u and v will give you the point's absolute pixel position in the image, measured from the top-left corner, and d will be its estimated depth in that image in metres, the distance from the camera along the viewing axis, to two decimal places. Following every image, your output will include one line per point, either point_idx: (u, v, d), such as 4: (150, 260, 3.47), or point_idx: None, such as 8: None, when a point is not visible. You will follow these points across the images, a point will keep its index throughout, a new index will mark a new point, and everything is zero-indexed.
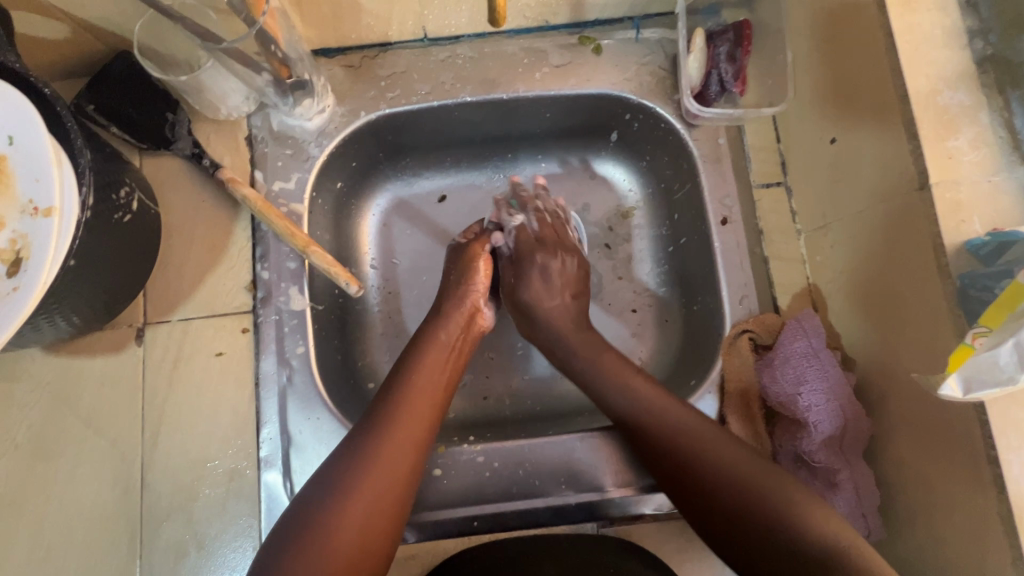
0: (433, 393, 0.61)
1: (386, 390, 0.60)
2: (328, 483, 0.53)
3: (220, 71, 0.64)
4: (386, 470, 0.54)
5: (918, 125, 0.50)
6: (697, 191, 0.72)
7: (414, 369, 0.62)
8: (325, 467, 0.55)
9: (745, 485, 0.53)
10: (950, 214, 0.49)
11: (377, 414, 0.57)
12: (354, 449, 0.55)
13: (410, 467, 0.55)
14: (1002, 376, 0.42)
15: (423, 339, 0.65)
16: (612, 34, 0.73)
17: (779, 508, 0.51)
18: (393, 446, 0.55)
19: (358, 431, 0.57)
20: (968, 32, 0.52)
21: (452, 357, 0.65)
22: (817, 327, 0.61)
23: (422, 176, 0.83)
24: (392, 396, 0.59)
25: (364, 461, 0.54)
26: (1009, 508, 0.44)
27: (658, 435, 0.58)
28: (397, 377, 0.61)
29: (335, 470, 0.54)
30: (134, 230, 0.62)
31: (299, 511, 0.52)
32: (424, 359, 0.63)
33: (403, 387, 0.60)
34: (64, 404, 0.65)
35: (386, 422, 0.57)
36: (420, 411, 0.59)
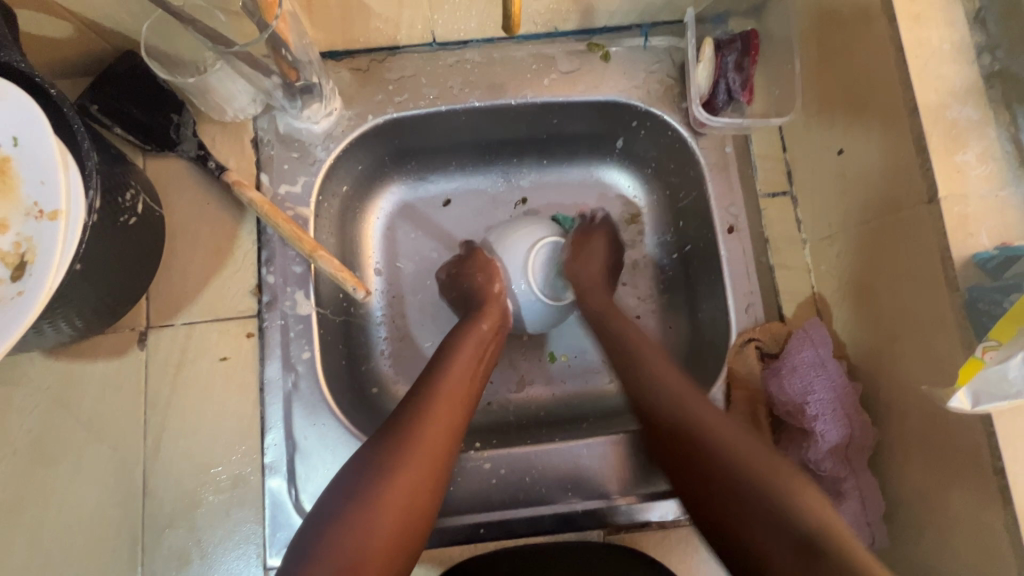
0: (471, 382, 0.62)
1: (429, 374, 0.61)
2: (372, 460, 0.53)
3: (228, 73, 0.63)
4: (429, 451, 0.55)
5: (927, 139, 0.51)
6: (703, 199, 0.72)
7: (455, 358, 0.63)
8: (368, 445, 0.55)
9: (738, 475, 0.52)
10: (958, 227, 0.49)
11: (421, 397, 0.58)
12: (399, 428, 0.56)
13: (450, 449, 0.57)
14: (1009, 390, 0.43)
15: (462, 332, 0.67)
16: (621, 41, 0.73)
17: (770, 491, 0.50)
18: (433, 432, 0.56)
19: (400, 412, 0.57)
20: (976, 47, 0.53)
21: (486, 349, 0.67)
22: (824, 337, 0.62)
23: (427, 180, 0.82)
24: (435, 380, 0.60)
25: (409, 439, 0.55)
26: (1014, 518, 0.45)
27: (674, 415, 0.58)
28: (439, 364, 0.62)
29: (377, 451, 0.54)
30: (139, 233, 0.61)
31: (338, 490, 0.52)
32: (461, 355, 0.64)
33: (444, 373, 0.61)
34: (64, 409, 0.64)
35: (426, 408, 0.57)
36: (462, 397, 0.60)
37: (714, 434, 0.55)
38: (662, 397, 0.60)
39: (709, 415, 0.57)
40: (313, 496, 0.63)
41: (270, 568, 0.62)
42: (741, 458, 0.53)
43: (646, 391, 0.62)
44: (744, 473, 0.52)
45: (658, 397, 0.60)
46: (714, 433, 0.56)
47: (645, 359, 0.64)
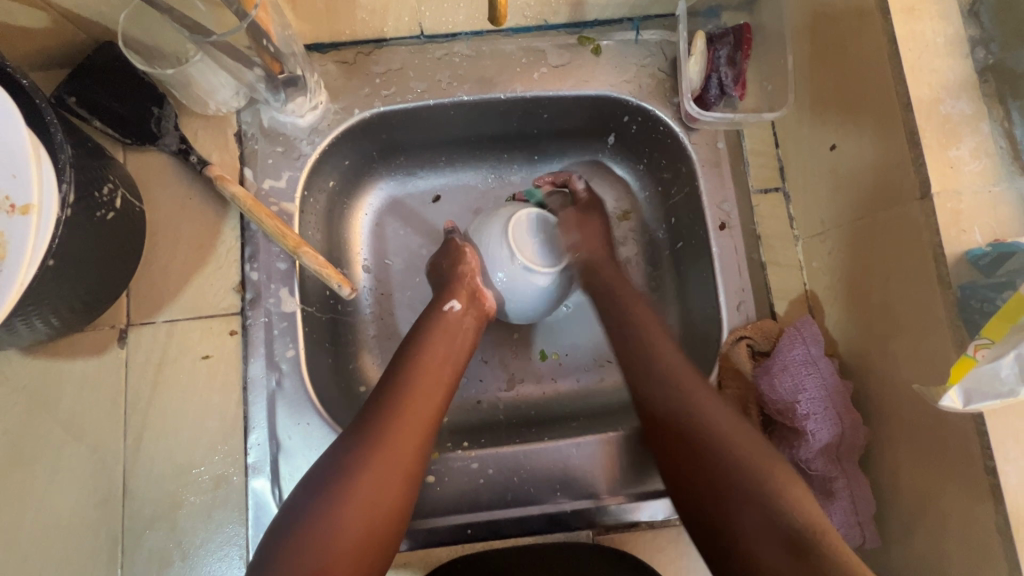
0: (440, 377, 0.60)
1: (393, 374, 0.59)
2: (331, 469, 0.52)
3: (209, 65, 0.61)
4: (392, 456, 0.53)
5: (920, 134, 0.50)
6: (695, 195, 0.71)
7: (420, 354, 0.61)
8: (329, 453, 0.54)
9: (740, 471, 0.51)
10: (951, 224, 0.48)
11: (384, 400, 0.56)
12: (360, 435, 0.54)
13: (417, 452, 0.55)
14: (1002, 389, 0.42)
15: (428, 325, 0.64)
16: (612, 35, 0.72)
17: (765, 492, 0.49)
18: (403, 418, 0.55)
19: (360, 418, 0.56)
20: (970, 40, 0.52)
21: (456, 342, 0.64)
22: (815, 335, 0.61)
23: (416, 175, 0.81)
24: (398, 380, 0.58)
25: (368, 447, 0.53)
26: (1005, 518, 0.44)
27: (683, 417, 0.56)
28: (404, 361, 0.60)
29: (348, 440, 0.54)
30: (118, 228, 0.60)
31: (312, 481, 0.52)
32: (432, 339, 0.63)
33: (408, 372, 0.59)
34: (42, 408, 0.62)
35: (397, 396, 0.57)
36: (429, 396, 0.58)
37: (727, 434, 0.54)
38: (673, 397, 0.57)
39: (729, 416, 0.55)
40: None
41: None
42: (746, 461, 0.52)
43: (661, 406, 0.58)
44: (748, 472, 0.51)
45: (667, 405, 0.57)
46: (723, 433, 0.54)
47: (657, 358, 0.61)
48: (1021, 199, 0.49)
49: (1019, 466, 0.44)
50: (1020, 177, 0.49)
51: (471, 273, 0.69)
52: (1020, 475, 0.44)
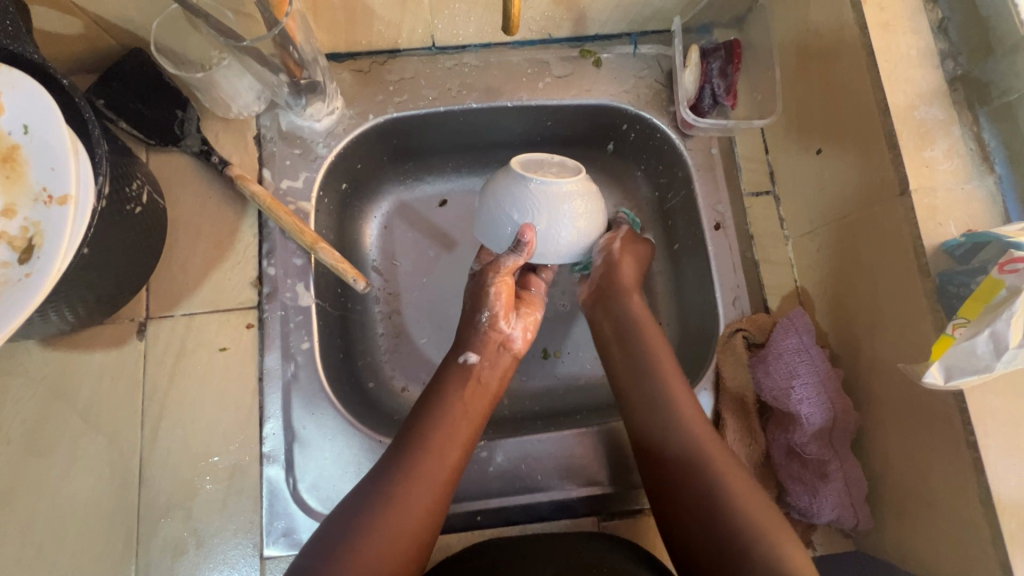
0: (457, 434, 0.60)
1: (406, 436, 0.59)
2: (340, 532, 0.52)
3: (235, 68, 0.65)
4: (401, 520, 0.53)
5: (898, 136, 0.55)
6: (691, 198, 0.75)
7: (438, 411, 0.61)
8: (340, 514, 0.54)
9: (735, 517, 0.53)
10: (928, 218, 0.53)
11: (397, 461, 0.57)
12: (371, 496, 0.54)
13: (433, 507, 0.55)
14: (980, 364, 0.46)
15: (448, 378, 0.64)
16: (611, 48, 0.77)
17: (755, 536, 0.52)
18: (421, 473, 0.56)
19: (371, 483, 0.56)
20: (940, 53, 0.57)
21: (475, 396, 0.63)
22: (808, 325, 0.65)
23: (423, 181, 0.84)
24: (413, 440, 0.58)
25: (376, 513, 0.53)
26: (987, 489, 0.47)
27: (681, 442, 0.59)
28: (421, 420, 0.60)
29: (367, 491, 0.55)
30: (144, 223, 0.62)
31: (330, 527, 0.53)
32: (454, 394, 0.62)
33: (425, 430, 0.59)
34: (60, 399, 0.64)
35: (416, 451, 0.57)
36: (444, 455, 0.58)
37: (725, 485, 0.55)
38: (678, 450, 0.59)
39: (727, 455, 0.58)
40: (311, 485, 0.63)
41: (267, 559, 0.62)
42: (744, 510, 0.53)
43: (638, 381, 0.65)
44: (739, 517, 0.53)
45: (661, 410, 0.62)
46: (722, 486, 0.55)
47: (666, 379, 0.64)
48: (990, 196, 0.53)
49: (998, 439, 0.48)
50: (989, 175, 0.54)
51: (495, 319, 0.67)
52: (999, 449, 0.48)
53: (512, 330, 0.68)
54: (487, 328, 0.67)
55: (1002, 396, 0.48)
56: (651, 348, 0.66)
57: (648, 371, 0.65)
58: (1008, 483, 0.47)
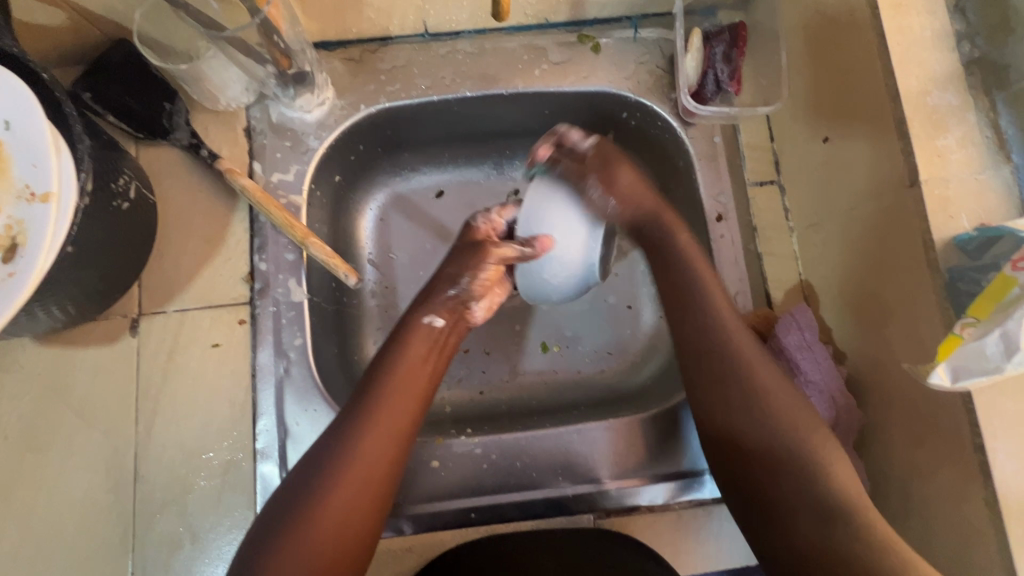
0: (407, 401, 0.58)
1: (355, 405, 0.57)
2: (287, 508, 0.51)
3: (221, 61, 0.64)
4: (347, 497, 0.52)
5: (908, 124, 0.52)
6: (693, 188, 0.73)
7: (388, 381, 0.58)
8: (285, 489, 0.53)
9: (795, 453, 0.52)
10: (939, 210, 0.50)
11: (343, 435, 0.54)
12: (318, 470, 0.53)
13: (385, 478, 0.54)
14: (989, 365, 0.43)
15: (403, 340, 0.62)
16: (611, 33, 0.74)
17: (807, 469, 0.52)
18: (370, 443, 0.54)
19: (318, 455, 0.54)
20: (956, 35, 0.54)
21: (429, 361, 0.61)
22: (810, 321, 0.62)
23: (420, 171, 0.82)
24: (358, 416, 0.55)
25: (324, 488, 0.52)
26: (993, 494, 0.46)
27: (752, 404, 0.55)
28: (367, 393, 0.57)
29: (313, 465, 0.53)
30: (132, 218, 0.61)
31: (277, 505, 0.52)
32: (407, 357, 0.60)
33: (373, 398, 0.57)
34: (55, 395, 0.64)
35: (365, 421, 0.55)
36: (391, 429, 0.55)
37: (788, 430, 0.53)
38: (743, 384, 0.56)
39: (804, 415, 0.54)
40: None
41: None
42: (807, 442, 0.53)
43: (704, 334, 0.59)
44: (814, 480, 0.51)
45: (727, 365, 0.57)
46: (783, 430, 0.53)
47: (713, 308, 0.59)
48: (1008, 186, 0.51)
49: (1007, 442, 0.46)
50: (1006, 164, 0.51)
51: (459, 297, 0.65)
52: (1008, 452, 0.46)
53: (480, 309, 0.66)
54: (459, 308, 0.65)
55: (1013, 398, 0.46)
56: (714, 299, 0.60)
57: (719, 342, 0.58)
58: (1017, 487, 0.45)
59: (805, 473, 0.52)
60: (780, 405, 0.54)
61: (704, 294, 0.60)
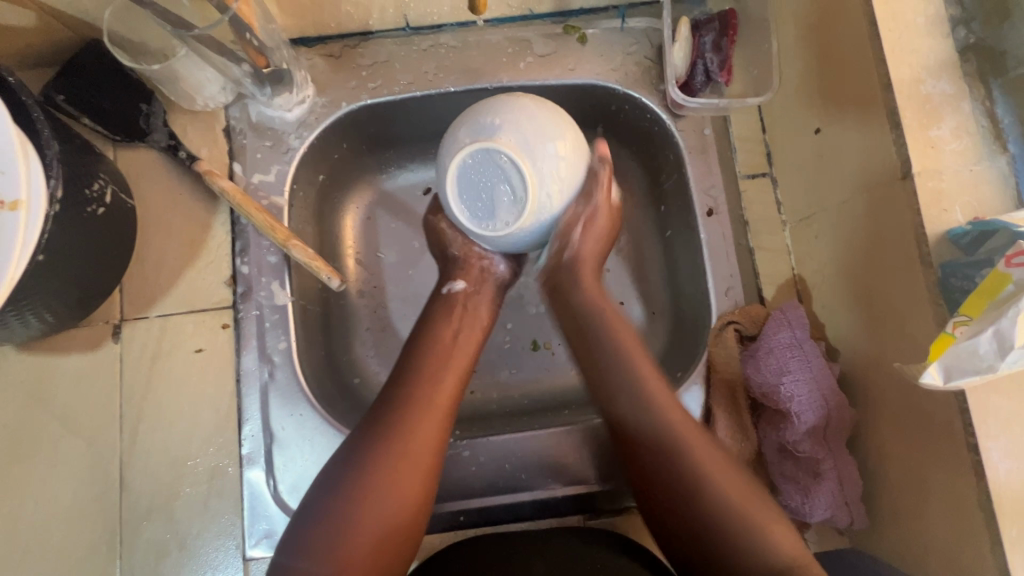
0: (451, 369, 0.59)
1: (402, 373, 0.58)
2: (343, 474, 0.52)
3: (195, 60, 0.62)
4: (401, 464, 0.52)
5: (901, 114, 0.50)
6: (683, 182, 0.71)
7: (422, 365, 0.58)
8: (339, 456, 0.53)
9: (720, 504, 0.51)
10: (932, 203, 0.48)
11: (392, 402, 0.55)
12: (370, 436, 0.53)
13: (437, 443, 0.55)
14: (982, 364, 0.42)
15: (439, 311, 0.64)
16: (597, 23, 0.72)
17: (734, 520, 0.50)
18: (421, 410, 0.55)
19: (370, 422, 0.55)
20: (951, 20, 0.52)
21: (459, 337, 0.62)
22: (801, 318, 0.62)
23: (406, 168, 0.80)
24: (404, 387, 0.56)
25: (379, 452, 0.52)
26: (987, 495, 0.45)
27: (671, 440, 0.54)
28: (403, 376, 0.57)
29: (365, 431, 0.54)
30: (109, 223, 0.60)
31: (331, 471, 0.52)
32: (445, 326, 0.62)
33: (418, 366, 0.58)
34: (38, 404, 0.63)
35: (413, 388, 0.56)
36: (436, 400, 0.56)
37: (691, 458, 0.53)
38: (666, 448, 0.55)
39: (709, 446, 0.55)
40: (291, 487, 0.62)
41: (250, 559, 0.61)
42: (726, 494, 0.52)
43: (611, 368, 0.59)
44: (737, 519, 0.50)
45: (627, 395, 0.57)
46: (689, 458, 0.54)
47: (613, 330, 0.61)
48: (1004, 177, 0.49)
49: (1001, 442, 0.45)
50: (1002, 155, 0.49)
51: (469, 251, 0.67)
52: (1002, 452, 0.45)
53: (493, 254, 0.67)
54: (464, 260, 0.67)
55: (1007, 396, 0.45)
56: (631, 357, 0.59)
57: (634, 398, 0.57)
58: (1011, 487, 0.44)
59: (727, 520, 0.51)
60: (686, 433, 0.55)
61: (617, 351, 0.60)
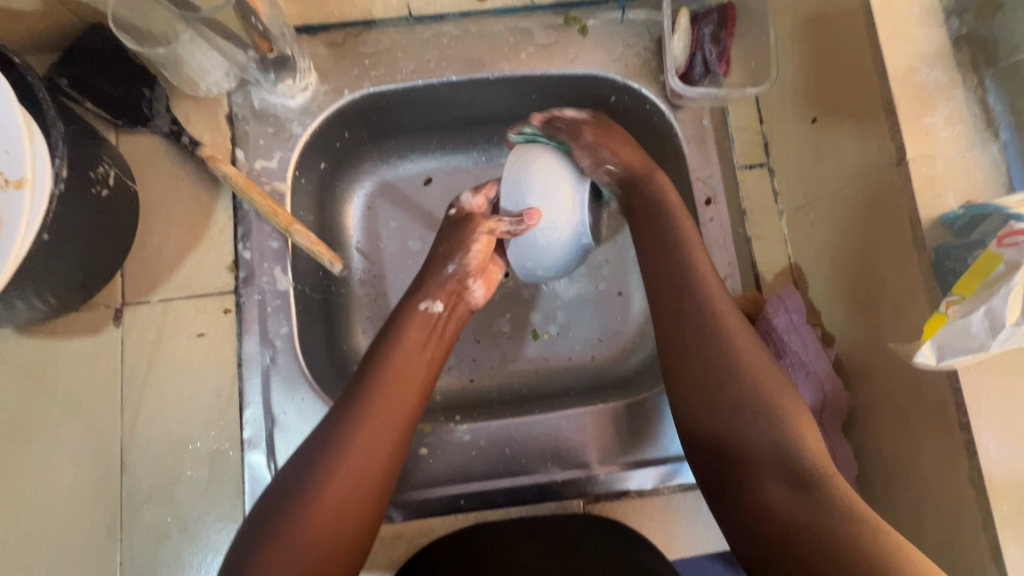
0: (407, 392, 0.57)
1: (353, 392, 0.56)
2: (287, 492, 0.50)
3: (200, 44, 0.63)
4: (347, 481, 0.50)
5: (895, 101, 0.51)
6: (682, 172, 0.72)
7: (372, 390, 0.55)
8: (283, 477, 0.52)
9: (767, 468, 0.48)
10: (926, 188, 0.49)
11: (341, 421, 0.53)
12: (317, 453, 0.52)
13: (386, 462, 0.53)
14: (974, 343, 0.44)
15: (400, 324, 0.61)
16: (598, 15, 0.73)
17: (799, 491, 0.46)
18: (370, 429, 0.53)
19: (318, 439, 0.53)
20: (945, 11, 0.53)
21: (428, 351, 0.60)
22: (797, 303, 0.63)
23: (407, 158, 0.81)
24: (354, 407, 0.54)
25: (320, 471, 0.50)
26: (978, 473, 0.46)
27: (677, 403, 0.55)
28: (349, 403, 0.55)
29: (313, 449, 0.52)
30: (113, 207, 0.61)
31: (276, 490, 0.51)
32: (402, 344, 0.59)
33: (372, 387, 0.56)
34: (39, 388, 0.63)
35: (366, 408, 0.54)
36: (387, 421, 0.54)
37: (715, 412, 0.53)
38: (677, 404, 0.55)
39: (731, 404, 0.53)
40: None
41: None
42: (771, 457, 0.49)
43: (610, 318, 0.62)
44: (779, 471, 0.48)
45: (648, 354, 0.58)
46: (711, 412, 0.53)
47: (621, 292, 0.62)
48: (995, 164, 0.50)
49: (993, 421, 0.46)
50: (994, 142, 0.51)
51: (459, 271, 0.65)
52: (994, 431, 0.46)
53: (473, 284, 0.66)
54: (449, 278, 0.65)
55: (998, 375, 0.46)
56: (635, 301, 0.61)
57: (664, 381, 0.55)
58: (1001, 465, 0.45)
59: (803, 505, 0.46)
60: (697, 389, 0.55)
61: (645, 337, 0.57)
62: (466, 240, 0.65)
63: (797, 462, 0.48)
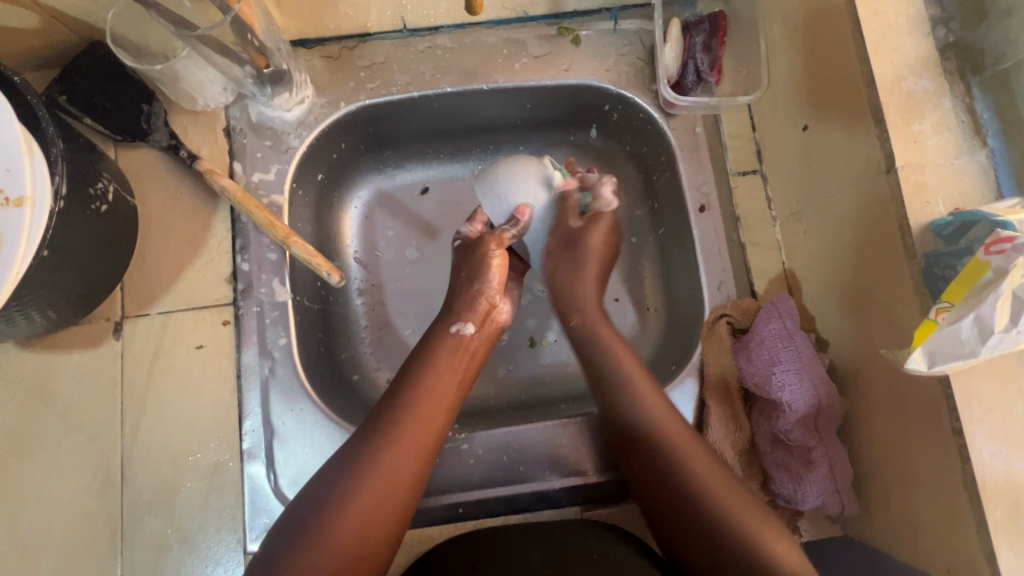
0: (437, 411, 0.58)
1: (385, 407, 0.58)
2: (317, 503, 0.52)
3: (197, 61, 0.64)
4: (376, 496, 0.53)
5: (884, 110, 0.52)
6: (675, 180, 0.73)
7: (402, 408, 0.57)
8: (312, 488, 0.53)
9: (721, 516, 0.54)
10: (915, 195, 0.50)
11: (373, 437, 0.55)
12: (349, 467, 0.54)
13: (412, 480, 0.55)
14: (964, 349, 0.44)
15: (432, 347, 0.63)
16: (591, 25, 0.73)
17: (742, 536, 0.53)
18: (399, 448, 0.55)
19: (349, 454, 0.55)
20: (931, 20, 0.54)
21: (458, 373, 0.62)
22: (790, 310, 0.64)
23: (404, 168, 0.82)
24: (386, 424, 0.56)
25: (350, 486, 0.53)
26: (971, 477, 0.46)
27: (652, 444, 0.59)
28: (380, 418, 0.57)
29: (344, 462, 0.54)
30: (112, 222, 0.61)
31: (307, 501, 0.53)
32: (435, 365, 0.61)
33: (404, 404, 0.58)
34: (40, 401, 0.64)
35: (397, 425, 0.56)
36: (417, 439, 0.56)
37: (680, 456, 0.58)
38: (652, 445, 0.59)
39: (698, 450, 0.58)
40: (292, 480, 0.63)
41: (250, 553, 0.62)
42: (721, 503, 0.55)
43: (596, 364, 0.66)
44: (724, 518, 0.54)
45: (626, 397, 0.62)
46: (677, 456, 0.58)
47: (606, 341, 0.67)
48: (983, 170, 0.51)
49: (985, 425, 0.46)
50: (981, 149, 0.51)
51: (488, 292, 0.67)
52: (986, 435, 0.46)
53: (502, 304, 0.68)
54: (477, 300, 0.66)
55: (989, 379, 0.47)
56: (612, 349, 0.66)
57: (654, 430, 0.60)
58: (994, 469, 0.46)
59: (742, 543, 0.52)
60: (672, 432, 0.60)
61: (633, 391, 0.62)
62: (485, 267, 0.67)
63: (746, 512, 0.54)
